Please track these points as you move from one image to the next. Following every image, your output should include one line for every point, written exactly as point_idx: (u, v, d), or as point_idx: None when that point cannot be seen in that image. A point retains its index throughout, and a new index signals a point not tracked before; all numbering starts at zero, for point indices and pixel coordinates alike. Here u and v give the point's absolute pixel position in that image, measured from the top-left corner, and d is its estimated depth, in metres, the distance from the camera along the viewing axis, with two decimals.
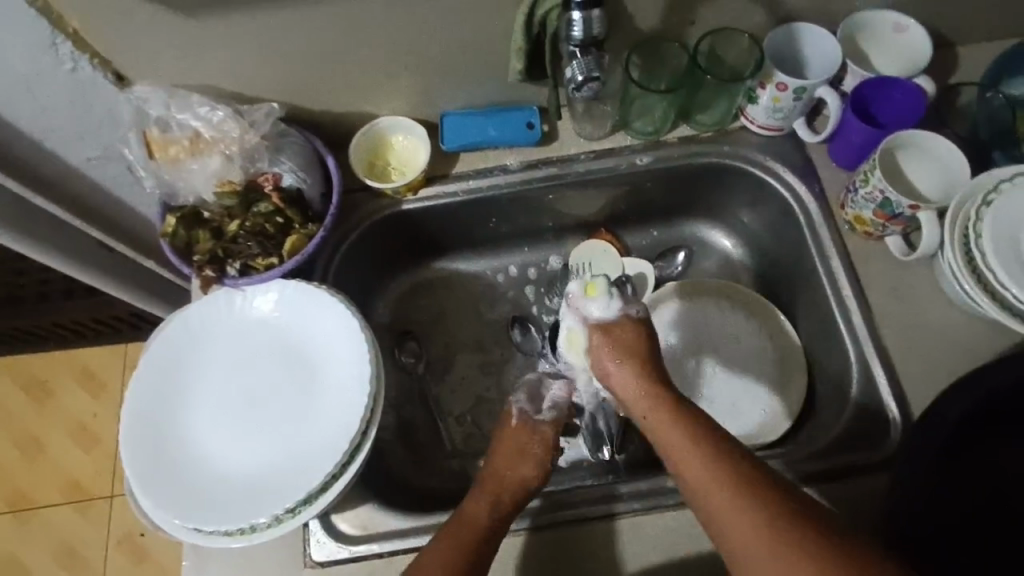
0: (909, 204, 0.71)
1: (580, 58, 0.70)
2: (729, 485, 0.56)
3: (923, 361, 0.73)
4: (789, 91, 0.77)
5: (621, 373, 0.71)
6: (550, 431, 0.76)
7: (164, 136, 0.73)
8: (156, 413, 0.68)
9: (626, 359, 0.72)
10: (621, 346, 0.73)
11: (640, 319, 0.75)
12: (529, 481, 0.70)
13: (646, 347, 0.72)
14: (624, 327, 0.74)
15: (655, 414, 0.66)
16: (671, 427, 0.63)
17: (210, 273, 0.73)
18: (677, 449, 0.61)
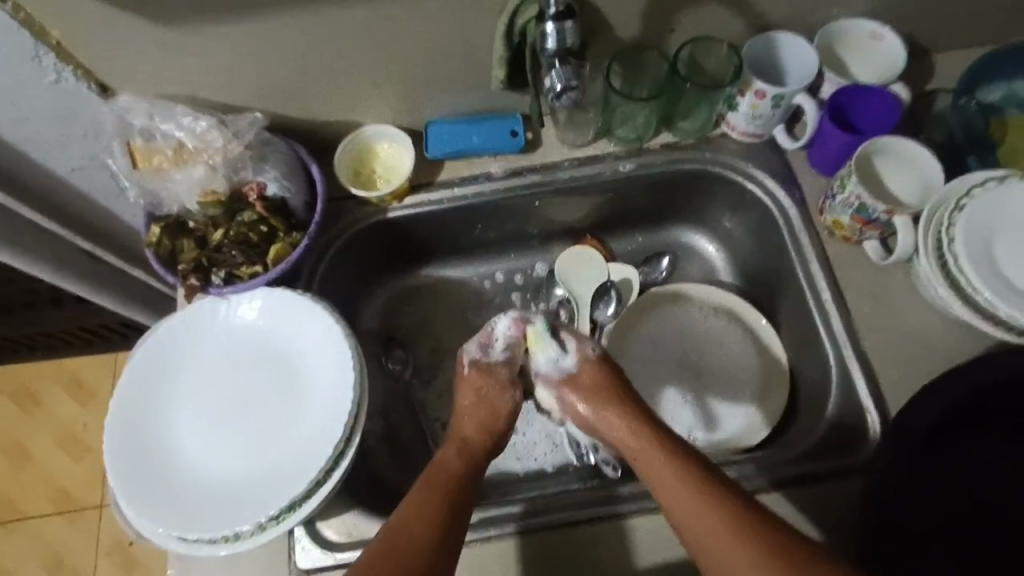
0: (886, 208, 0.72)
1: (558, 69, 0.71)
2: (738, 538, 0.55)
3: (902, 363, 0.74)
4: (767, 98, 0.78)
5: (602, 416, 0.69)
6: (507, 371, 0.74)
7: (148, 145, 0.73)
8: (141, 422, 0.68)
9: (605, 401, 0.70)
10: (595, 390, 0.71)
11: (599, 358, 0.73)
12: (491, 423, 0.72)
13: (621, 388, 0.71)
14: (586, 374, 0.72)
15: (646, 461, 0.64)
16: (667, 467, 0.62)
17: (195, 282, 0.73)
18: (678, 500, 0.59)
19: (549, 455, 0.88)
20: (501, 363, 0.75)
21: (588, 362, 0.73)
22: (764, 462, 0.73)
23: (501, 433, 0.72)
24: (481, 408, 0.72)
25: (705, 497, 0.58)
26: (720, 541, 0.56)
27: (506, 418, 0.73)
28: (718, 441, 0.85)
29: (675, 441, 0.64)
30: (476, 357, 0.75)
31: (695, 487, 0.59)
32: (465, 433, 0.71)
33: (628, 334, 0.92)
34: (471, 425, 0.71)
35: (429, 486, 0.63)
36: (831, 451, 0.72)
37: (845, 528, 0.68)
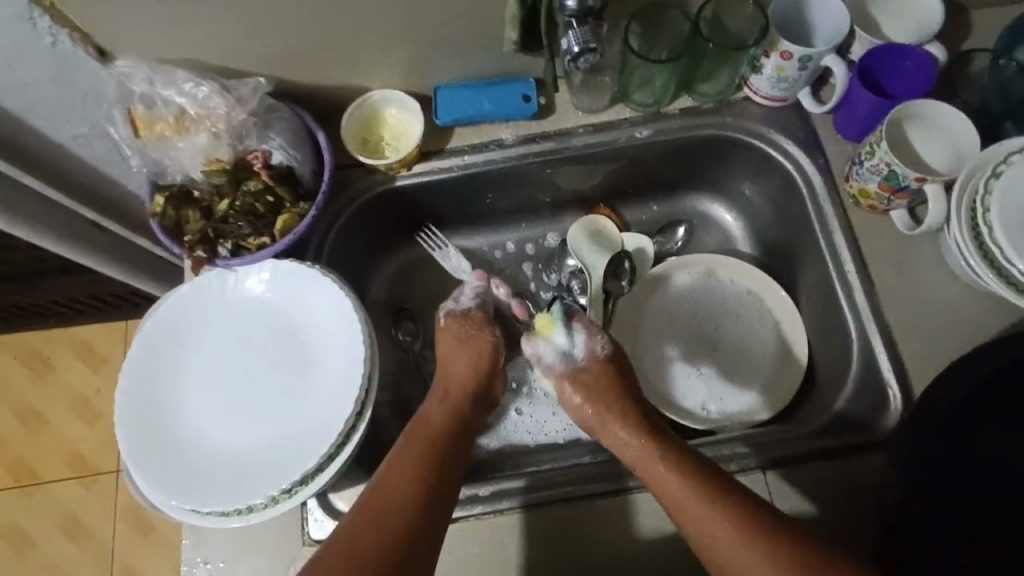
0: (916, 175, 0.69)
1: (577, 29, 0.68)
2: (726, 523, 0.56)
3: (926, 338, 0.72)
4: (794, 60, 0.74)
5: (603, 419, 0.70)
6: (480, 315, 0.80)
7: (149, 112, 0.71)
8: (151, 394, 0.68)
9: (604, 400, 0.71)
10: (593, 390, 0.72)
11: (606, 356, 0.74)
12: (476, 366, 0.76)
13: (620, 388, 0.72)
14: (588, 370, 0.74)
15: (645, 465, 0.64)
16: (667, 474, 0.61)
17: (201, 254, 0.71)
18: (674, 497, 0.60)
19: (562, 431, 0.88)
20: (474, 309, 0.81)
21: (596, 361, 0.74)
22: (779, 436, 0.72)
23: (483, 377, 0.76)
24: (457, 362, 0.76)
25: (698, 493, 0.59)
26: (713, 532, 0.57)
27: (490, 358, 0.77)
28: (732, 413, 0.84)
29: (670, 442, 0.65)
30: (451, 308, 0.81)
31: (686, 482, 0.60)
32: (448, 385, 0.74)
33: (642, 302, 0.90)
34: (454, 385, 0.74)
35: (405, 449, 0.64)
36: (851, 426, 0.71)
37: (861, 503, 0.67)
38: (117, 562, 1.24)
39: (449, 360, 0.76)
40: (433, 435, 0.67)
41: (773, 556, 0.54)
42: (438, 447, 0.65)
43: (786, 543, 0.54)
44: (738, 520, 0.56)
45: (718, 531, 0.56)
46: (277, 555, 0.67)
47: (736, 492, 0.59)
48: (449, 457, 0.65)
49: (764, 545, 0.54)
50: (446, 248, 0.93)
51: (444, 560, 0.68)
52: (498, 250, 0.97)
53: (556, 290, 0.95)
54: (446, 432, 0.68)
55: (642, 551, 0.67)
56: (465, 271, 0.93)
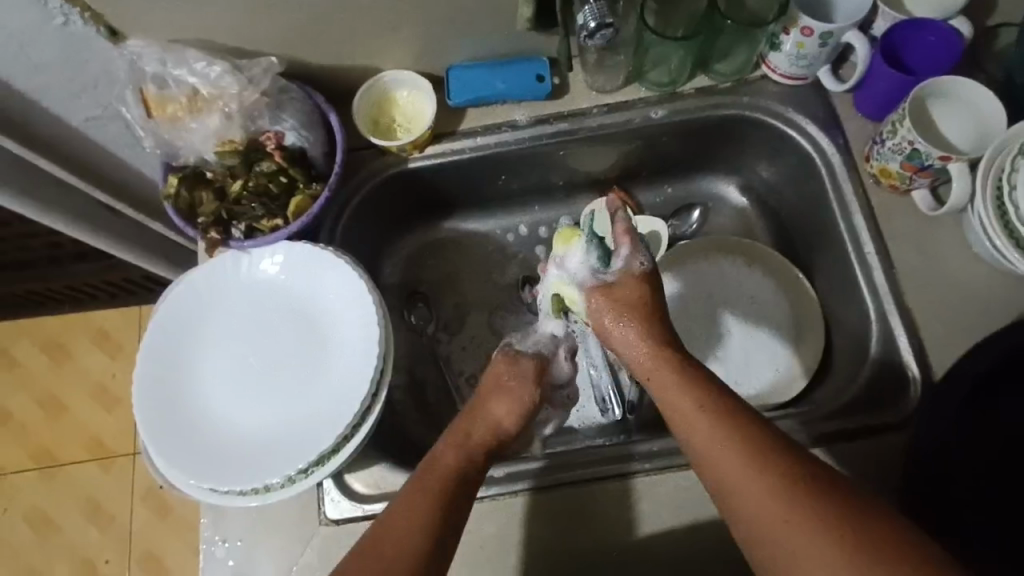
0: (940, 154, 0.67)
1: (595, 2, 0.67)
2: (728, 440, 0.55)
3: (947, 319, 0.71)
4: (814, 36, 0.73)
5: (624, 331, 0.66)
6: (532, 364, 0.71)
7: (161, 93, 0.70)
8: (168, 375, 0.68)
9: (630, 315, 0.66)
10: (624, 303, 0.67)
11: (643, 274, 0.68)
12: (502, 418, 0.67)
13: (652, 310, 0.66)
14: (623, 288, 0.67)
15: (657, 378, 0.62)
16: (677, 391, 0.60)
17: (215, 235, 0.71)
18: (681, 410, 0.58)
19: (576, 414, 0.88)
20: (527, 356, 0.72)
21: (631, 278, 0.68)
22: (797, 420, 0.71)
23: (510, 435, 0.67)
24: (496, 409, 0.67)
25: (707, 407, 0.57)
26: (712, 446, 0.55)
27: (518, 423, 0.67)
28: (747, 398, 0.83)
29: (692, 365, 0.61)
30: (508, 346, 0.74)
31: (701, 400, 0.58)
32: (470, 431, 0.64)
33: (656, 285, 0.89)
34: (479, 424, 0.66)
35: (419, 495, 0.58)
36: (869, 409, 0.70)
37: (880, 486, 0.66)
38: (136, 542, 1.26)
39: (485, 404, 0.67)
40: (447, 480, 0.59)
41: (773, 469, 0.52)
42: (451, 491, 0.59)
43: (796, 465, 0.52)
44: (744, 438, 0.54)
45: (719, 446, 0.55)
46: (294, 536, 0.68)
47: (751, 416, 0.56)
48: (459, 499, 0.59)
49: (773, 469, 0.52)
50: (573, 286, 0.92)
51: (459, 540, 0.68)
52: (511, 233, 0.97)
53: None
54: (461, 478, 0.60)
55: (658, 532, 0.67)
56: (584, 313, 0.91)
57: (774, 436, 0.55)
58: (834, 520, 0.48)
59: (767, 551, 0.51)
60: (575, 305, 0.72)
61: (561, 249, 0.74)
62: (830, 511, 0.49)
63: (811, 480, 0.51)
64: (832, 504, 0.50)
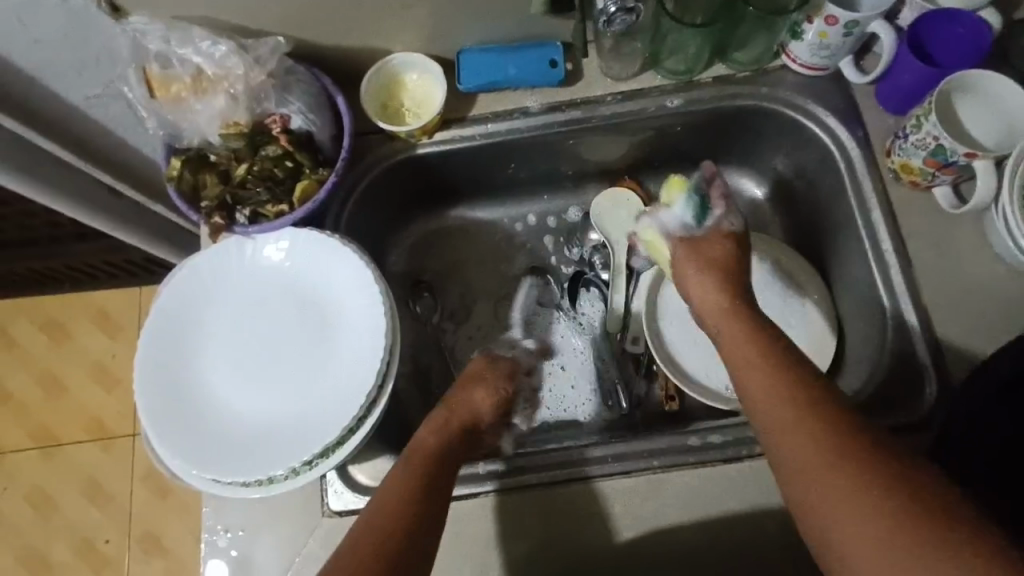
0: (966, 150, 0.65)
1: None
2: (785, 386, 0.55)
3: (965, 320, 0.70)
4: (838, 25, 0.70)
5: (699, 280, 0.69)
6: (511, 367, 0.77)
7: (165, 73, 0.67)
8: (169, 363, 0.67)
9: (710, 268, 0.69)
10: (706, 259, 0.70)
11: (733, 233, 0.72)
12: (482, 405, 0.69)
13: (734, 268, 0.69)
14: (709, 243, 0.71)
15: (726, 325, 0.64)
16: (743, 341, 0.60)
17: (219, 221, 0.69)
18: (742, 357, 0.59)
19: (582, 407, 0.87)
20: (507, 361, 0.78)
21: (720, 234, 0.71)
22: None
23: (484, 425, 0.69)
24: (476, 397, 0.69)
25: (770, 356, 0.57)
26: (767, 390, 0.55)
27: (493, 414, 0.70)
28: None
29: (763, 322, 0.62)
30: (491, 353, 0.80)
31: (764, 350, 0.58)
32: (451, 414, 0.66)
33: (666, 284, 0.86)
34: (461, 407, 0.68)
35: (403, 475, 0.58)
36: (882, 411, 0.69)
37: None
38: (136, 523, 1.26)
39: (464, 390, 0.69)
40: (431, 460, 0.61)
41: (827, 418, 0.51)
42: (435, 471, 0.59)
43: (851, 420, 0.51)
44: (800, 388, 0.54)
45: (774, 391, 0.55)
46: (297, 527, 0.67)
47: (812, 372, 0.56)
48: (444, 479, 0.60)
49: (828, 418, 0.51)
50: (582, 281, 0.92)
51: (463, 533, 0.67)
52: (519, 222, 0.95)
53: (576, 264, 0.94)
54: (444, 460, 0.61)
55: (664, 529, 0.67)
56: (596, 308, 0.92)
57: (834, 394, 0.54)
58: (883, 477, 0.47)
59: (809, 502, 0.49)
60: (664, 253, 0.77)
61: (666, 200, 0.77)
62: (893, 480, 0.47)
63: (868, 436, 0.50)
64: (898, 472, 0.47)
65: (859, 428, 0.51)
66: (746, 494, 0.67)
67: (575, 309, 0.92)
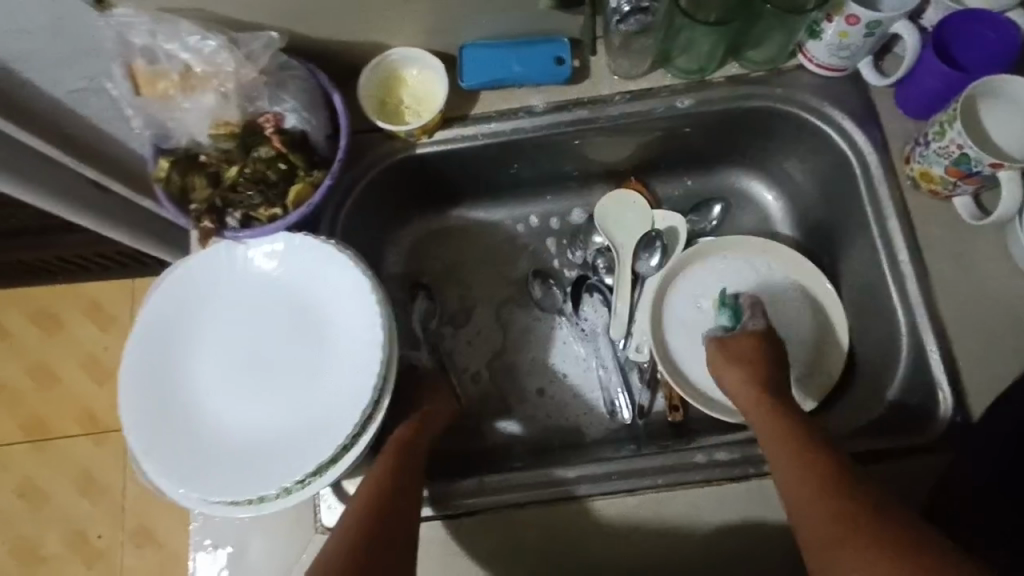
0: (992, 161, 0.62)
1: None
2: (828, 508, 0.55)
3: (983, 335, 0.67)
4: (859, 26, 0.67)
5: (734, 384, 0.70)
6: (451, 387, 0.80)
7: (152, 68, 0.64)
8: (156, 369, 0.64)
9: (743, 369, 0.70)
10: (738, 359, 0.71)
11: (765, 334, 0.72)
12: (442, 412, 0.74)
13: (767, 368, 0.69)
14: (740, 343, 0.72)
15: (764, 428, 0.64)
16: (782, 452, 0.61)
17: (209, 225, 0.67)
18: (781, 472, 0.60)
19: (583, 415, 0.85)
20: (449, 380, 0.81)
21: (752, 336, 0.72)
22: None
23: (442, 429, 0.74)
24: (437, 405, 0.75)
25: (811, 472, 0.58)
26: (811, 510, 0.56)
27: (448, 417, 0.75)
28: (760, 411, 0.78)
29: (802, 428, 0.62)
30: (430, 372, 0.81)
31: (804, 464, 0.59)
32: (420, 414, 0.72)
33: (672, 289, 0.84)
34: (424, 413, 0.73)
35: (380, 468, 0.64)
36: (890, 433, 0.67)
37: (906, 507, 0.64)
38: (129, 518, 1.24)
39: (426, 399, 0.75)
40: (402, 452, 0.66)
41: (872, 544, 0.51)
42: (404, 462, 0.64)
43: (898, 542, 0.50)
44: (842, 510, 0.54)
45: (817, 512, 0.55)
46: (291, 541, 0.65)
47: (855, 490, 0.56)
48: (412, 469, 0.64)
49: (874, 542, 0.51)
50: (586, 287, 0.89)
51: (462, 549, 0.66)
52: (522, 223, 0.92)
53: (579, 268, 0.91)
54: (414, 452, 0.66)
55: (668, 547, 0.65)
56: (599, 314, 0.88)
57: (882, 514, 0.53)
58: None
59: None
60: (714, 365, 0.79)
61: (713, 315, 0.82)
62: None
63: (920, 562, 0.49)
64: None
65: (909, 550, 0.50)
66: (750, 515, 0.65)
67: (578, 314, 0.89)
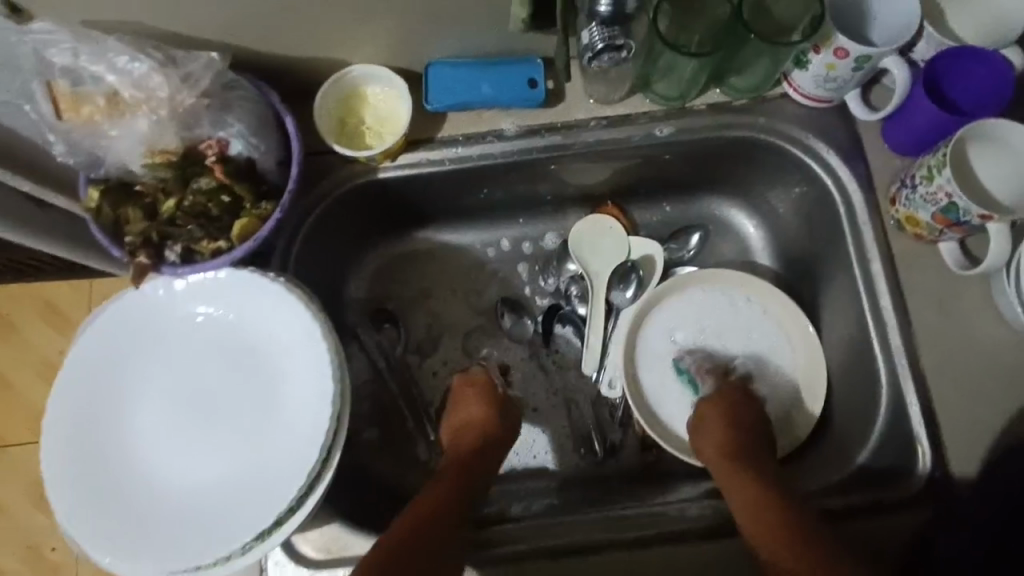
0: (981, 212, 0.60)
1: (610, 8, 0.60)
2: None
3: (962, 387, 0.65)
4: (848, 59, 0.63)
5: (703, 445, 0.70)
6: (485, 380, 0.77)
7: (76, 90, 0.58)
8: (84, 418, 0.59)
9: (712, 428, 0.70)
10: (705, 420, 0.71)
11: (727, 394, 0.73)
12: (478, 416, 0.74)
13: (736, 425, 0.70)
14: (709, 404, 0.73)
15: (732, 489, 0.64)
16: (757, 515, 0.60)
17: (144, 260, 0.60)
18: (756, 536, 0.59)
19: (554, 453, 0.81)
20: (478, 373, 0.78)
21: (718, 396, 0.73)
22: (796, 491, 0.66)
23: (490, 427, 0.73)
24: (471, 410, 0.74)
25: (780, 537, 0.57)
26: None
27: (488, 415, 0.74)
28: None
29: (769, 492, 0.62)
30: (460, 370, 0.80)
31: (774, 529, 0.58)
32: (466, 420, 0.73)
33: (650, 321, 0.80)
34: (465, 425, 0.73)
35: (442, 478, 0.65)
36: (868, 486, 0.65)
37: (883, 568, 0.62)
38: None
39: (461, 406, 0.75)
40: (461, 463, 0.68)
41: None
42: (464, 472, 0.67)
43: None
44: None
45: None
46: None
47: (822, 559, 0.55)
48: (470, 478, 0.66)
49: None
50: (559, 316, 0.85)
51: None
52: (493, 247, 0.88)
53: (552, 296, 0.87)
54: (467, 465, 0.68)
55: None
56: (570, 347, 0.85)
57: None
58: None
59: None
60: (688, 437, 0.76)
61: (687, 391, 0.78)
62: None
63: None
64: None
65: None
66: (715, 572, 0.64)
67: (549, 345, 0.85)
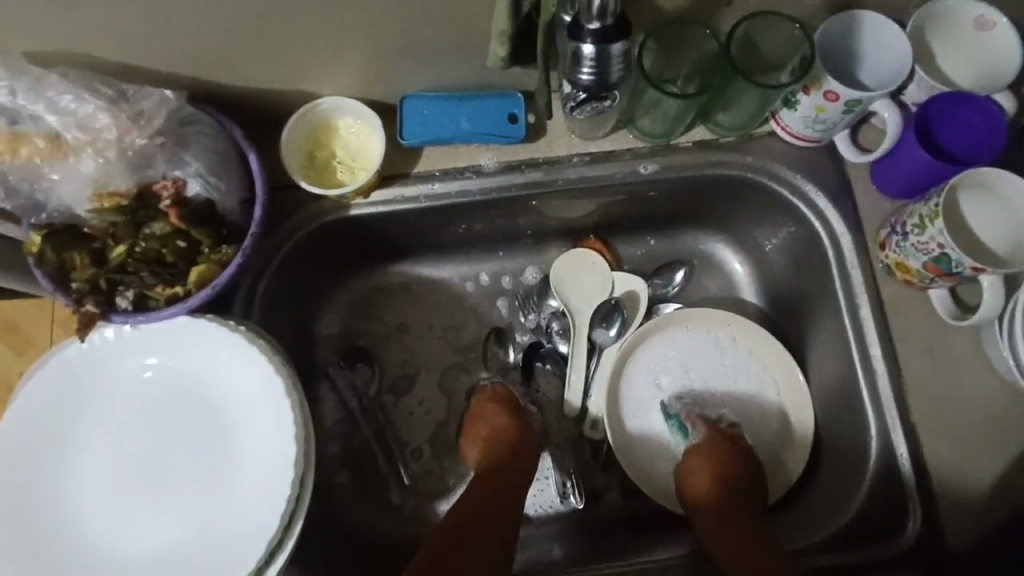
0: (973, 264, 0.58)
1: (593, 76, 0.57)
2: None
3: (952, 438, 0.64)
4: (839, 103, 0.62)
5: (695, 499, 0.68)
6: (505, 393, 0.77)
7: (13, 129, 0.54)
8: (30, 485, 0.56)
9: (702, 480, 0.68)
10: (693, 473, 0.69)
11: (714, 437, 0.71)
12: (502, 430, 0.74)
13: (723, 473, 0.68)
14: (695, 454, 0.70)
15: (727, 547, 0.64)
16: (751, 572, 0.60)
17: (92, 308, 0.56)
18: None
19: (536, 497, 0.78)
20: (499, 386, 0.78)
21: (707, 440, 0.71)
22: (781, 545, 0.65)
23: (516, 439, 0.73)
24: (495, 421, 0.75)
25: None
26: None
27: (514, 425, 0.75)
28: None
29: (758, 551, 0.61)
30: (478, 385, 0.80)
31: None
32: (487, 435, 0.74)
33: (635, 362, 0.77)
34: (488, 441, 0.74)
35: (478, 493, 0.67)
36: (857, 542, 0.64)
37: None
38: None
39: (483, 420, 0.75)
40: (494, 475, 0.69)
41: None
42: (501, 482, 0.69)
43: None
44: None
45: None
46: None
47: None
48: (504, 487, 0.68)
49: None
50: (540, 354, 0.82)
51: None
52: (472, 281, 0.84)
53: (533, 333, 0.83)
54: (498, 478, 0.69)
55: None
56: (552, 386, 0.81)
57: None
58: None
59: None
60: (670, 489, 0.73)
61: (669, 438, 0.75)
62: None
63: None
64: None
65: None
66: None
67: (529, 384, 0.81)
